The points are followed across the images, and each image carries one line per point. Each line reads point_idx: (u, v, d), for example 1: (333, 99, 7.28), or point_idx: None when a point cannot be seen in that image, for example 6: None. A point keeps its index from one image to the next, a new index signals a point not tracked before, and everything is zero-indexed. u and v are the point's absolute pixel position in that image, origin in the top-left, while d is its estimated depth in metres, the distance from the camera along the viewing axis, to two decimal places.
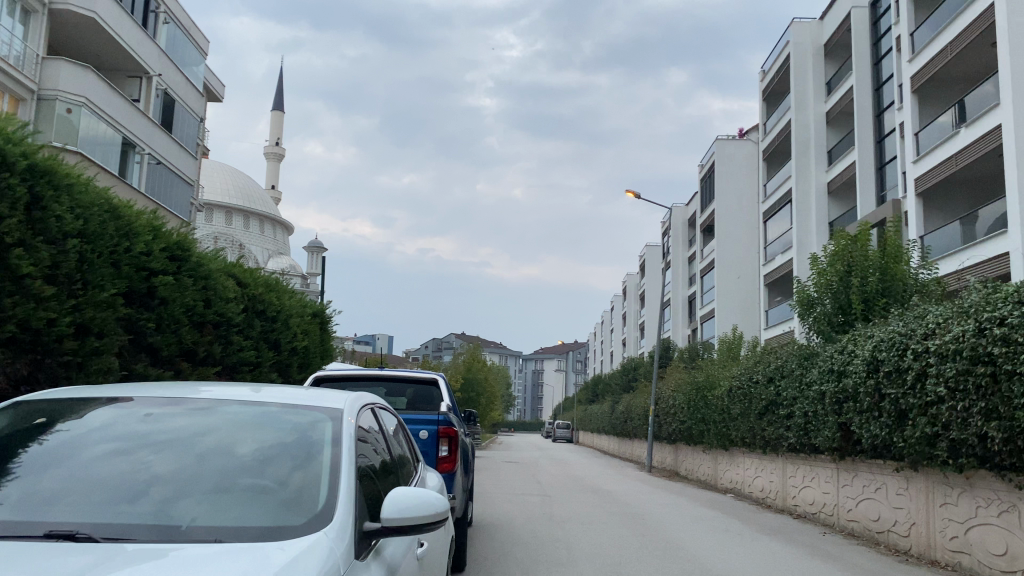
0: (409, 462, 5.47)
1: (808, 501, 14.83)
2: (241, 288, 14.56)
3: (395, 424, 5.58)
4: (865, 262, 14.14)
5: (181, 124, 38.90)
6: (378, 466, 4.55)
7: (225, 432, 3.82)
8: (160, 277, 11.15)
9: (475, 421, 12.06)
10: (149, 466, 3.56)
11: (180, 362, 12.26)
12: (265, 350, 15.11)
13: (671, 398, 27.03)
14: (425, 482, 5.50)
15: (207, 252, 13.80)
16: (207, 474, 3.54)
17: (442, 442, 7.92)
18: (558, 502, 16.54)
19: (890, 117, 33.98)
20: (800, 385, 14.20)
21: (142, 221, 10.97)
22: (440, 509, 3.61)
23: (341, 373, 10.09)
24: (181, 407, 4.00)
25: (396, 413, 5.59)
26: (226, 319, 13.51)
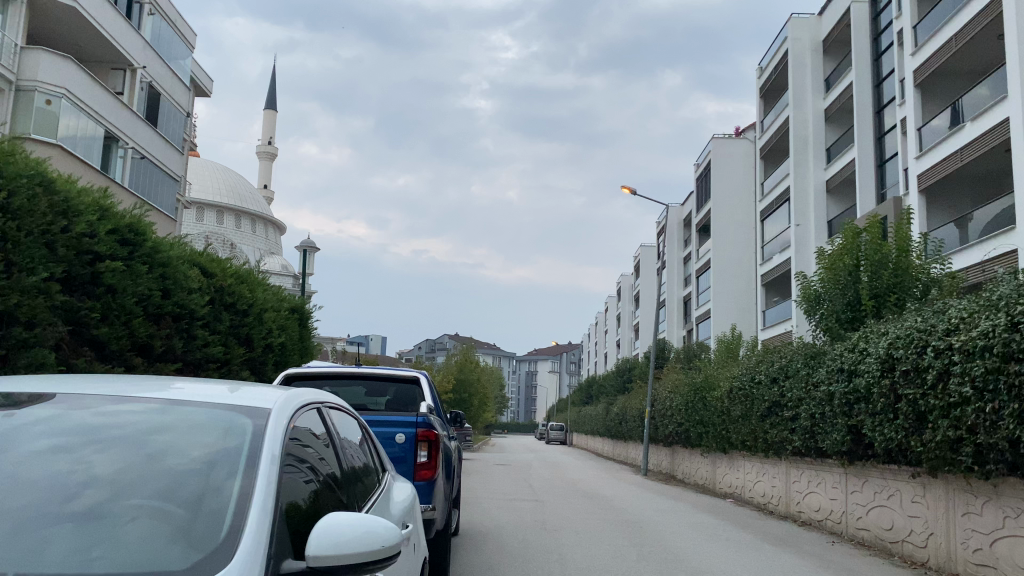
0: (375, 472, 4.72)
1: (814, 508, 14.08)
2: (206, 279, 13.81)
3: (359, 430, 4.83)
4: (876, 256, 13.38)
5: (168, 119, 38.10)
6: (326, 480, 3.78)
7: (182, 434, 3.07)
8: (105, 263, 10.39)
9: (462, 423, 11.25)
10: (85, 467, 2.85)
11: (134, 358, 11.50)
12: (235, 346, 14.38)
13: (668, 399, 26.28)
14: (392, 495, 4.73)
15: (170, 239, 13.03)
16: (148, 482, 2.83)
17: (420, 446, 7.14)
18: (551, 507, 15.79)
19: (891, 113, 33.33)
20: (806, 385, 13.44)
21: (84, 200, 10.22)
22: (383, 543, 2.86)
23: (315, 371, 9.27)
24: (132, 400, 3.26)
25: (359, 418, 4.81)
26: (188, 311, 12.76)
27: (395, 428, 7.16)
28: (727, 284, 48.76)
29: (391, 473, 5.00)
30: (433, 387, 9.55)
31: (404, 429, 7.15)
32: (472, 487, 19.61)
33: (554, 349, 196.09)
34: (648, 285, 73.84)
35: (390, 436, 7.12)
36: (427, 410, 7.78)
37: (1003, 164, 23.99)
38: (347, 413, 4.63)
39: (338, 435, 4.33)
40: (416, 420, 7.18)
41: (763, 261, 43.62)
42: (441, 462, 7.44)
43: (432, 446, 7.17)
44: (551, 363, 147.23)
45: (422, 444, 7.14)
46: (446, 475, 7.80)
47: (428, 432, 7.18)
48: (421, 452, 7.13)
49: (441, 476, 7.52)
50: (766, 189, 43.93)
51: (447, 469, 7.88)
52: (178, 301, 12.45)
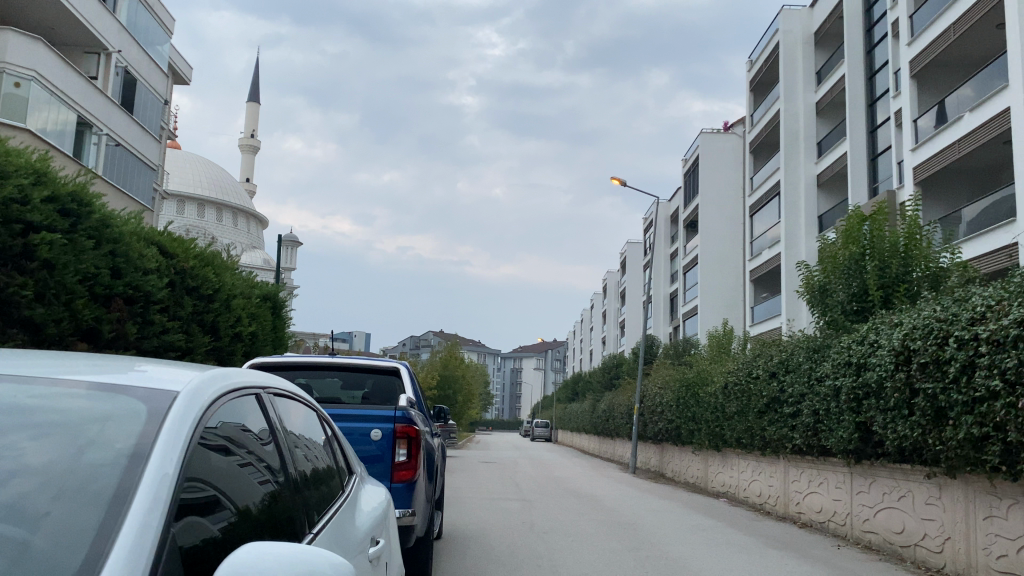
0: (344, 477, 3.97)
1: (816, 509, 13.42)
2: (166, 261, 13.10)
3: (327, 432, 4.07)
4: (883, 246, 12.70)
5: (144, 106, 37.00)
6: (276, 486, 2.96)
7: (128, 418, 2.27)
8: (40, 234, 9.62)
9: (445, 417, 10.46)
10: (16, 454, 2.11)
11: (78, 343, 10.75)
12: (196, 334, 13.69)
13: (657, 395, 25.57)
14: (361, 500, 3.95)
15: (126, 217, 12.26)
16: (71, 477, 2.07)
17: (399, 444, 6.35)
18: (541, 508, 15.03)
19: (884, 106, 32.85)
20: (809, 381, 12.77)
21: (15, 163, 9.52)
22: None
23: (283, 362, 8.45)
24: (73, 375, 2.47)
25: (321, 412, 4.01)
26: (144, 294, 12.03)
27: (370, 422, 6.37)
28: (715, 279, 48.21)
29: (361, 478, 4.23)
30: (413, 379, 8.73)
31: (381, 425, 6.36)
32: (456, 486, 18.80)
33: (539, 345, 195.31)
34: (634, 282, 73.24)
35: (365, 430, 6.34)
36: (409, 402, 6.98)
37: (1002, 156, 23.46)
38: (314, 410, 3.89)
39: (297, 430, 3.55)
40: (394, 413, 6.38)
41: (752, 257, 43.14)
42: (421, 462, 6.67)
43: (413, 443, 6.40)
44: (536, 360, 146.32)
45: (402, 439, 6.36)
46: (428, 476, 7.03)
47: (409, 427, 6.40)
48: (399, 450, 6.35)
49: (422, 478, 6.74)
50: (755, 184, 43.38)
51: (429, 470, 7.11)
52: (132, 282, 11.64)
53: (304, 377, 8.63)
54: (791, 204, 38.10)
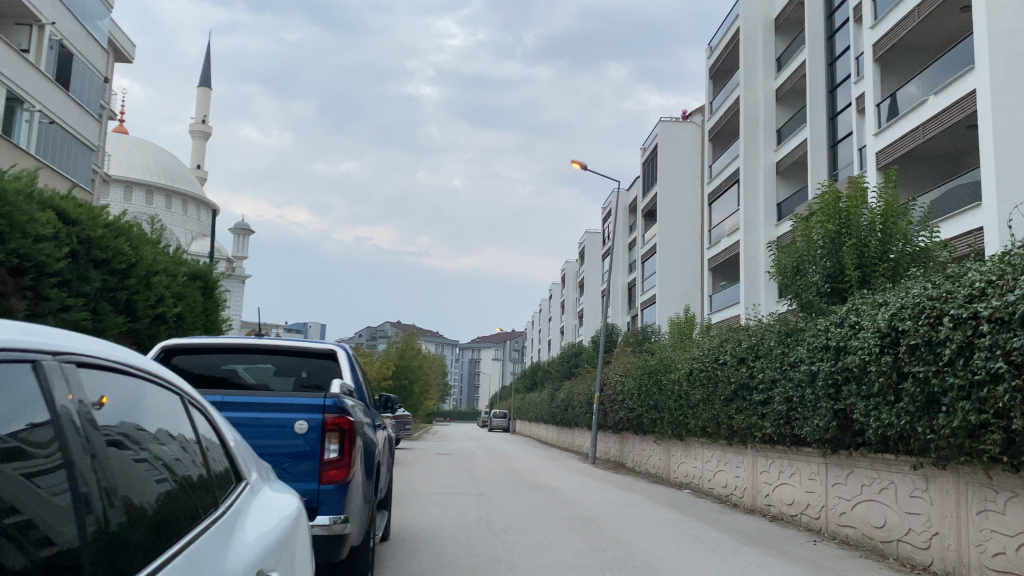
0: (230, 483, 3.02)
1: (787, 501, 12.77)
2: (71, 231, 11.99)
3: (211, 427, 3.10)
4: (862, 224, 11.97)
5: (82, 83, 35.03)
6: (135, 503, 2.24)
7: None
8: None
9: (393, 406, 9.48)
10: None
11: None
12: (107, 311, 12.59)
13: (618, 383, 24.83)
14: (251, 513, 2.97)
15: (20, 179, 11.11)
16: None
17: (329, 438, 5.34)
18: (497, 502, 14.17)
19: (845, 92, 32.56)
20: (782, 366, 12.03)
21: None
22: None
23: (203, 344, 7.27)
24: None
25: (200, 403, 3.05)
26: (41, 266, 10.92)
27: (295, 413, 5.33)
28: (674, 267, 47.78)
29: (251, 488, 3.19)
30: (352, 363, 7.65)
31: (307, 416, 5.33)
32: (407, 480, 17.81)
33: (498, 336, 194.21)
34: (593, 271, 72.57)
35: (288, 421, 5.30)
36: (346, 388, 5.95)
37: (966, 141, 23.15)
38: (184, 400, 2.92)
39: (162, 422, 2.68)
40: (324, 402, 5.35)
41: (711, 244, 42.79)
42: (358, 459, 5.68)
43: (348, 437, 5.39)
44: (494, 350, 145.10)
45: (333, 433, 5.35)
46: (367, 474, 6.02)
47: (343, 419, 5.38)
48: (331, 446, 5.34)
49: (359, 477, 5.74)
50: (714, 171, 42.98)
51: (368, 468, 6.10)
52: (19, 250, 10.47)
53: (225, 362, 7.40)
54: (751, 191, 37.68)
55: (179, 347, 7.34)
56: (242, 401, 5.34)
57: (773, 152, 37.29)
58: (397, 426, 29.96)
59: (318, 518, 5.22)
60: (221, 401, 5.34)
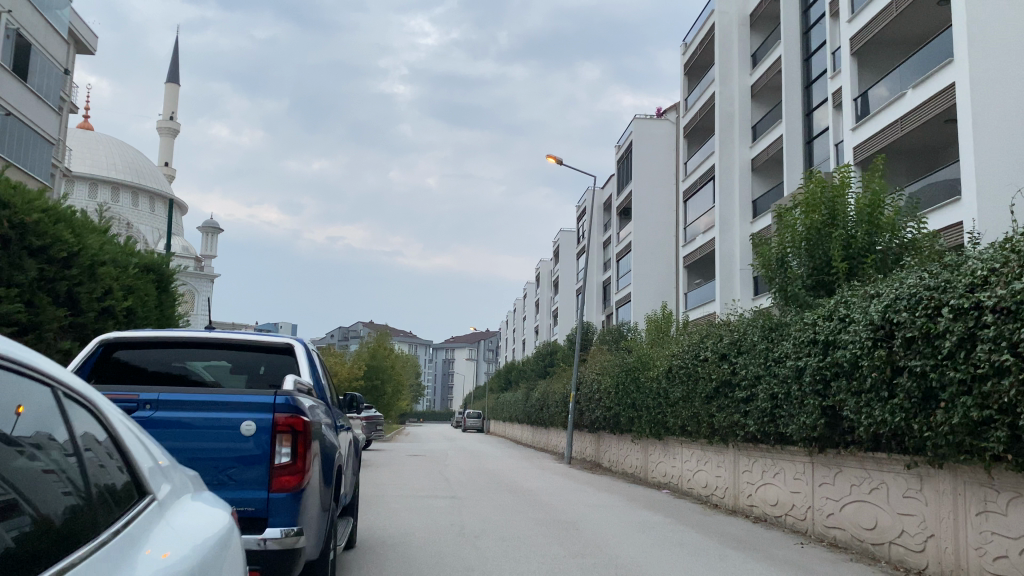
0: (128, 501, 2.37)
1: (771, 502, 12.36)
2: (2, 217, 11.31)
3: (101, 428, 2.43)
4: (848, 214, 11.55)
5: (42, 74, 33.89)
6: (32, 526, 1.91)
7: None
8: None
9: (358, 406, 8.87)
10: None
11: None
12: (43, 303, 11.91)
13: (595, 382, 24.32)
14: (158, 538, 2.32)
15: None
16: None
17: (281, 441, 4.74)
18: (471, 506, 13.58)
19: (821, 88, 32.41)
20: (767, 362, 11.60)
21: None
22: None
23: (143, 336, 6.59)
24: None
25: (82, 397, 2.35)
26: None
27: (240, 412, 4.70)
28: (649, 265, 47.48)
29: (159, 504, 2.53)
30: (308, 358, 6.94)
31: (255, 416, 4.71)
32: (378, 482, 17.16)
33: (472, 335, 193.14)
34: (567, 269, 72.15)
35: (234, 422, 4.69)
36: (301, 383, 5.33)
37: (944, 135, 22.99)
38: (57, 396, 2.20)
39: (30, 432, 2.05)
40: (273, 400, 4.74)
41: (686, 242, 42.51)
42: (316, 464, 5.10)
43: (303, 441, 4.80)
44: (468, 349, 144.28)
45: (286, 436, 4.75)
46: (325, 479, 5.42)
47: (297, 420, 4.78)
48: (282, 450, 4.74)
49: (317, 483, 5.16)
50: (689, 169, 42.74)
51: (327, 472, 5.51)
52: None
53: (172, 357, 6.72)
54: (726, 188, 37.49)
55: (124, 341, 6.65)
56: (181, 399, 4.70)
57: (748, 149, 37.10)
58: (369, 426, 29.23)
59: (269, 530, 4.64)
60: (156, 399, 4.68)
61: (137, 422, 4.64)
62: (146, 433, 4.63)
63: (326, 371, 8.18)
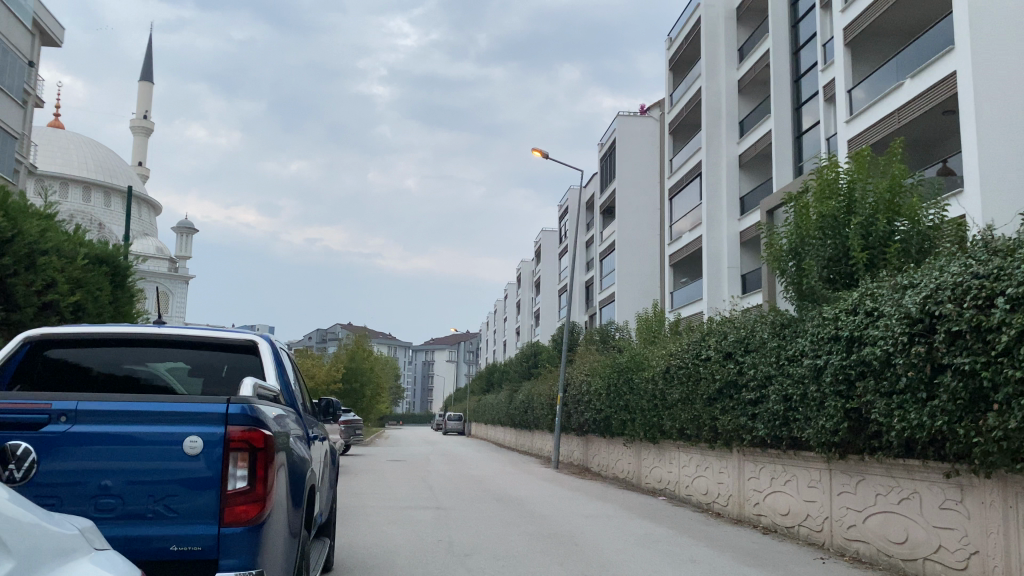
0: None
1: (781, 511, 11.53)
2: None
3: None
4: (868, 200, 10.69)
5: (4, 65, 32.42)
6: None
7: None
8: None
9: (335, 412, 7.85)
10: None
11: None
12: None
13: (584, 382, 23.35)
14: None
15: None
16: None
17: (236, 460, 3.75)
18: (458, 518, 12.60)
19: (810, 82, 31.79)
20: (780, 361, 10.75)
21: None
22: None
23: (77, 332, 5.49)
24: None
25: None
26: None
27: (183, 425, 3.71)
28: (633, 264, 46.69)
29: None
30: (278, 358, 5.88)
31: (201, 430, 3.72)
32: (357, 490, 16.11)
33: (451, 337, 191.82)
34: (549, 270, 71.22)
35: (175, 438, 3.68)
36: (264, 387, 4.32)
37: (942, 128, 22.37)
38: None
39: None
40: (226, 409, 3.75)
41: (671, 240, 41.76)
42: (283, 485, 4.12)
43: (266, 460, 3.81)
44: (448, 351, 142.60)
45: (243, 455, 3.75)
46: (294, 502, 4.42)
47: (257, 433, 3.78)
48: (237, 471, 3.75)
49: (284, 509, 4.16)
50: (675, 166, 41.99)
51: (296, 494, 4.50)
52: None
53: (115, 357, 5.64)
54: (713, 184, 36.59)
55: (66, 338, 5.55)
56: (109, 409, 3.68)
57: (736, 145, 36.45)
58: (347, 430, 28.11)
59: None
60: (75, 410, 3.66)
61: (51, 439, 3.62)
62: (63, 453, 3.61)
63: (296, 368, 7.14)
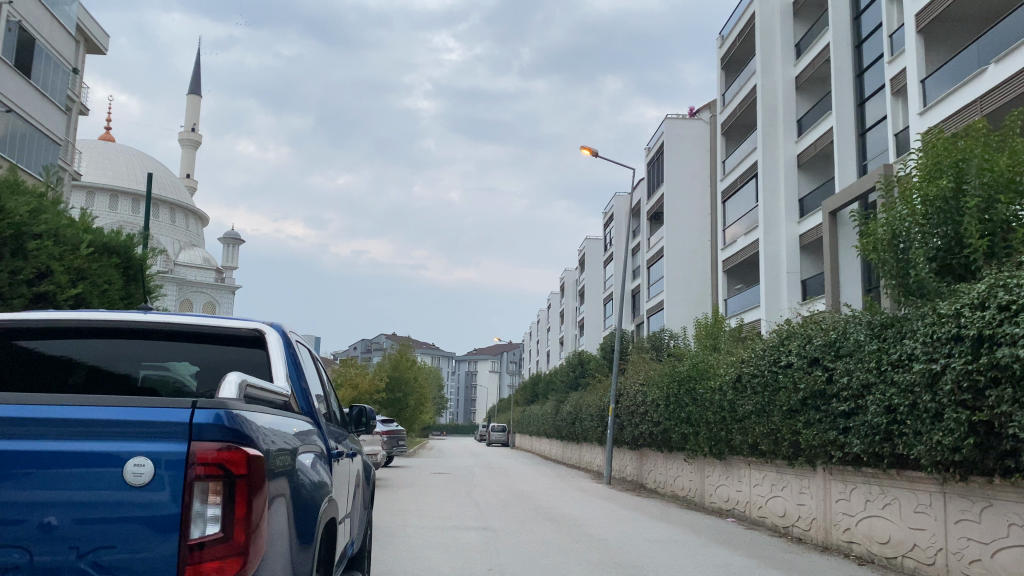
0: None
1: (879, 540, 10.08)
2: None
3: None
4: (990, 177, 9.13)
5: (47, 72, 32.21)
6: None
7: None
8: None
9: (368, 421, 6.63)
10: None
11: None
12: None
13: (639, 393, 21.88)
14: None
15: None
16: None
17: (202, 490, 2.54)
18: (508, 543, 11.37)
19: (876, 75, 30.00)
20: (881, 366, 9.36)
21: None
22: None
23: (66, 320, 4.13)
24: None
25: None
26: None
27: (129, 440, 2.54)
28: (683, 271, 45.01)
29: None
30: (292, 353, 4.55)
31: (154, 447, 2.53)
32: (400, 507, 14.96)
33: (494, 349, 191.01)
34: (593, 278, 69.64)
35: (117, 457, 2.51)
36: (260, 390, 3.12)
37: None
38: None
39: None
40: (190, 419, 2.56)
41: (725, 245, 40.08)
42: (283, 526, 2.92)
43: (251, 493, 2.62)
44: (491, 362, 142.05)
45: (215, 486, 2.55)
46: (304, 544, 3.21)
47: (237, 456, 2.59)
48: (209, 509, 2.56)
49: (286, 560, 2.96)
50: (728, 168, 40.35)
51: (307, 533, 3.28)
52: None
53: (113, 347, 4.30)
54: (770, 185, 34.88)
55: (56, 327, 4.21)
56: (24, 415, 2.49)
57: (794, 145, 34.74)
58: (390, 441, 27.04)
59: None
60: None
61: None
62: None
63: (316, 364, 5.88)
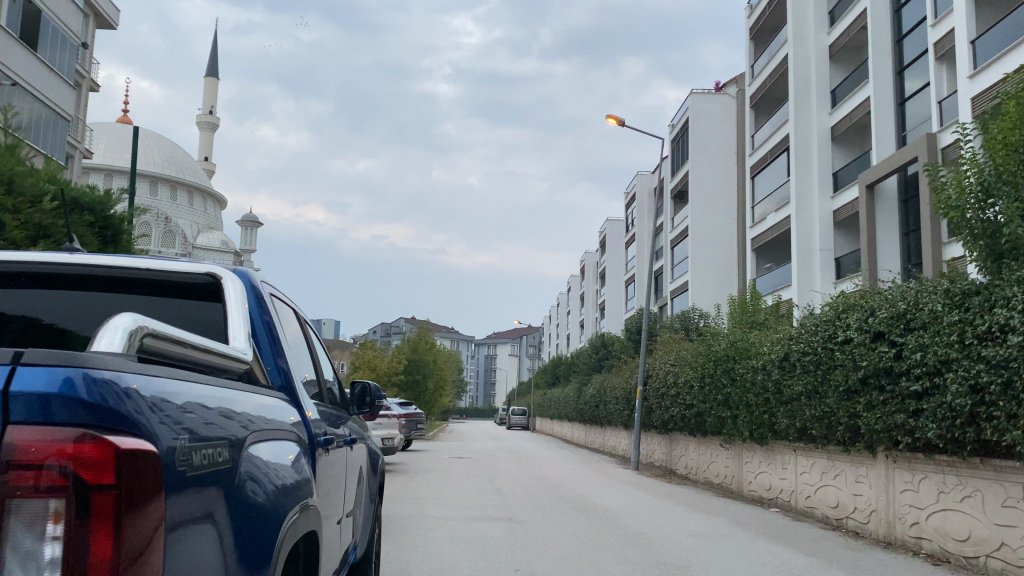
0: None
1: (954, 537, 8.92)
2: None
3: None
4: None
5: (54, 45, 31.22)
6: None
7: None
8: None
9: (372, 403, 5.51)
10: None
11: None
12: None
13: (669, 373, 20.73)
14: None
15: None
16: None
17: (26, 506, 1.50)
18: (534, 536, 10.30)
19: (916, 42, 28.38)
20: (967, 339, 8.14)
21: None
22: None
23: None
24: None
25: None
26: None
27: None
28: (710, 250, 43.61)
29: None
30: (267, 323, 3.39)
31: None
32: (417, 495, 13.96)
33: (513, 332, 190.26)
34: (615, 259, 68.19)
35: None
36: (180, 347, 2.04)
37: None
38: None
39: None
40: (7, 386, 1.51)
41: (754, 222, 38.64)
42: (207, 555, 1.91)
43: (127, 511, 1.59)
44: (512, 346, 141.18)
45: (57, 505, 1.52)
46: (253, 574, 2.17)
47: (102, 452, 1.56)
48: (48, 546, 1.52)
49: None
50: (756, 143, 38.82)
51: (262, 558, 2.24)
52: None
53: (59, 296, 3.17)
54: (802, 159, 33.32)
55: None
56: None
57: (827, 117, 33.15)
58: (408, 425, 26.02)
59: None
60: None
61: None
62: None
63: (304, 330, 4.75)
